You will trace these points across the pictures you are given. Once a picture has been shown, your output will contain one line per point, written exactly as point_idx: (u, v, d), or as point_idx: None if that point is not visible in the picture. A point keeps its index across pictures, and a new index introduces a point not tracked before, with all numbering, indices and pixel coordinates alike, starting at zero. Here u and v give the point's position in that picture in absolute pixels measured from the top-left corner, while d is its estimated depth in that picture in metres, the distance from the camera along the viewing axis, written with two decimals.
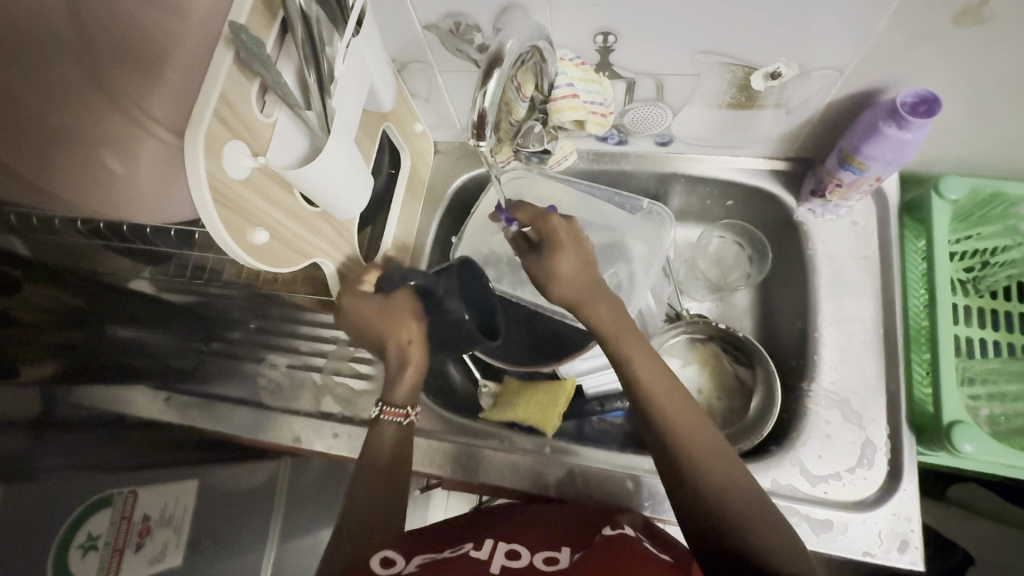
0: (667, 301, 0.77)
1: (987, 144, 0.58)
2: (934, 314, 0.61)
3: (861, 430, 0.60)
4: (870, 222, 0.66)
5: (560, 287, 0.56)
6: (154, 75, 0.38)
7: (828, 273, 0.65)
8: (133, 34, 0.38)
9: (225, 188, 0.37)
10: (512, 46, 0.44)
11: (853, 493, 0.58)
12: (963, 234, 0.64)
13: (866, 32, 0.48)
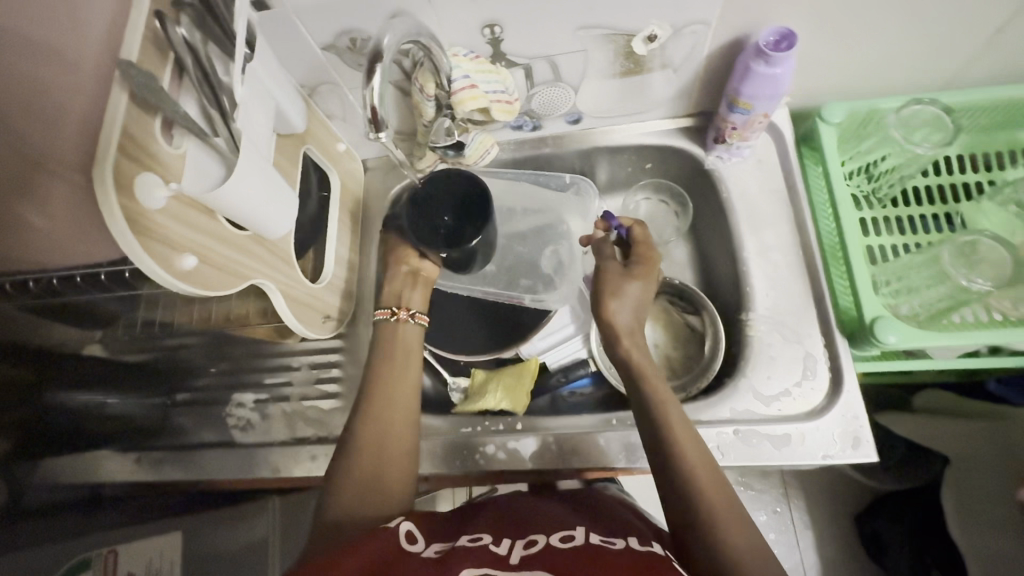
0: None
1: (853, 69, 0.64)
2: (842, 228, 0.66)
3: (800, 345, 0.64)
4: (772, 158, 0.71)
5: (617, 309, 0.60)
6: (53, 127, 0.39)
7: (745, 210, 0.70)
8: (25, 90, 0.39)
9: (143, 218, 0.39)
10: (390, 42, 0.48)
11: (805, 405, 0.61)
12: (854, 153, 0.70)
13: None
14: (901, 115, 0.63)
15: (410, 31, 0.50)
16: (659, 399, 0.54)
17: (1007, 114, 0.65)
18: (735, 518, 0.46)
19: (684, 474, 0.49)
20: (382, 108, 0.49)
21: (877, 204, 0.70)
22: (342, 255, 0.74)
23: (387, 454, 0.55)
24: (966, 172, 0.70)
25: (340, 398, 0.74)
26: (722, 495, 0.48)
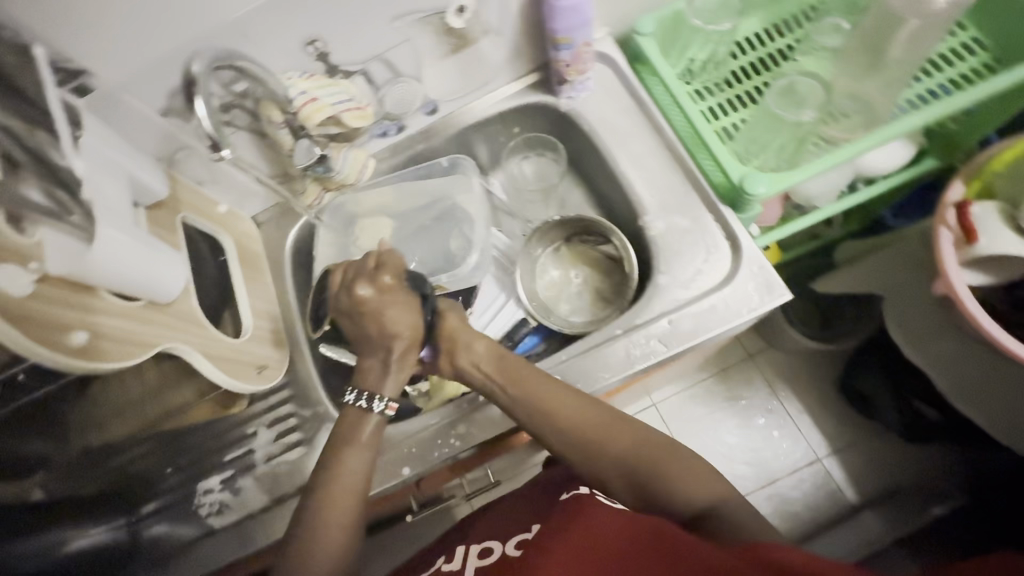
0: (523, 233, 0.86)
1: None
2: (691, 118, 0.72)
3: (696, 227, 0.69)
4: (613, 82, 0.78)
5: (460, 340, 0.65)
6: None
7: (606, 133, 0.76)
8: None
9: (11, 305, 0.41)
10: (201, 67, 0.53)
11: (719, 275, 0.66)
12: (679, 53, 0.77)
13: None
14: (696, 6, 0.71)
15: (222, 57, 0.55)
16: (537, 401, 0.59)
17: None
18: (653, 452, 0.56)
19: (592, 452, 0.57)
20: (218, 132, 0.53)
21: (714, 89, 0.77)
22: (259, 307, 0.73)
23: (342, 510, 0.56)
24: (774, 41, 0.78)
25: (304, 444, 0.73)
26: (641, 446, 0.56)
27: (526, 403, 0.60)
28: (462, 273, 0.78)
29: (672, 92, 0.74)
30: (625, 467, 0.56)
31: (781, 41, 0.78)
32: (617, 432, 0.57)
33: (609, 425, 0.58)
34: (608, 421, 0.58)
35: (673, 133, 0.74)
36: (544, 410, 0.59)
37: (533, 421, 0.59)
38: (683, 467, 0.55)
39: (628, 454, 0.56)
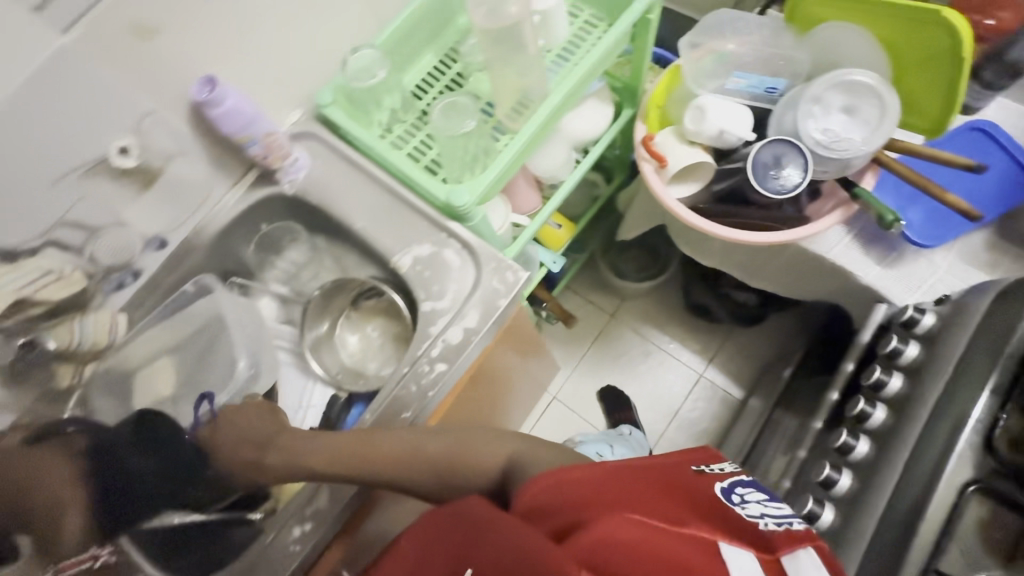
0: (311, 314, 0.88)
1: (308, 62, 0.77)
2: (394, 161, 0.79)
3: (434, 250, 0.75)
4: (323, 155, 0.83)
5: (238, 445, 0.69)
6: None
7: (333, 201, 0.81)
8: None
9: None
10: None
11: (468, 281, 0.73)
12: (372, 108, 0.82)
13: (111, 89, 0.63)
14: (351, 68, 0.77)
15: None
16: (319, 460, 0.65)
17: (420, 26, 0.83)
18: (435, 446, 0.65)
19: (402, 474, 0.65)
20: None
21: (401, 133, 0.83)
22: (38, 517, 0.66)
23: None
24: (441, 77, 0.87)
25: None
26: (438, 450, 0.65)
27: (352, 462, 0.65)
28: (237, 386, 0.78)
29: (371, 145, 0.80)
30: (450, 469, 0.65)
31: (449, 73, 0.87)
32: (434, 444, 0.65)
33: (425, 445, 0.65)
34: (423, 439, 0.65)
35: (389, 178, 0.80)
36: (367, 459, 0.64)
37: (359, 472, 0.65)
38: (492, 444, 0.65)
39: (448, 460, 0.65)
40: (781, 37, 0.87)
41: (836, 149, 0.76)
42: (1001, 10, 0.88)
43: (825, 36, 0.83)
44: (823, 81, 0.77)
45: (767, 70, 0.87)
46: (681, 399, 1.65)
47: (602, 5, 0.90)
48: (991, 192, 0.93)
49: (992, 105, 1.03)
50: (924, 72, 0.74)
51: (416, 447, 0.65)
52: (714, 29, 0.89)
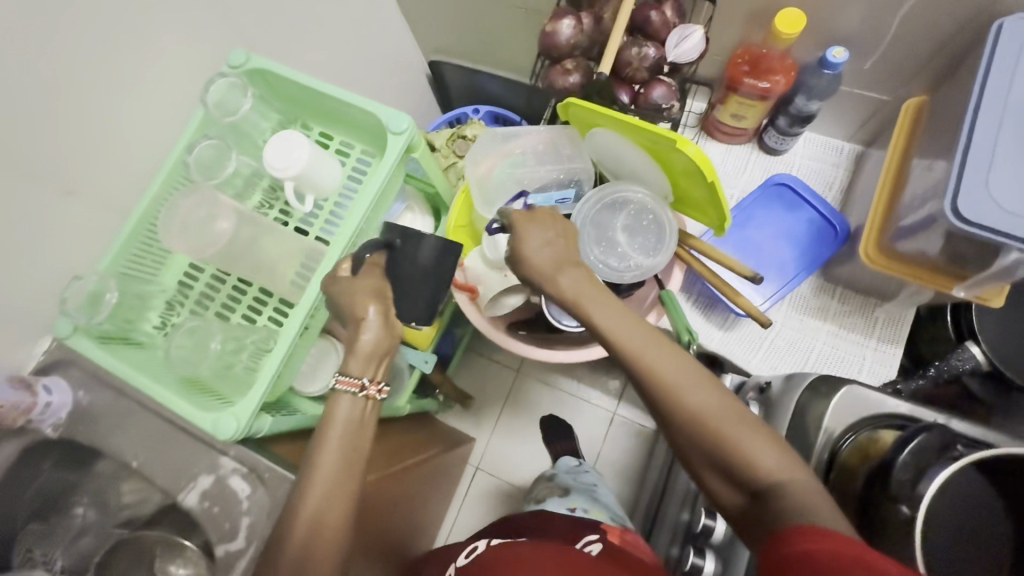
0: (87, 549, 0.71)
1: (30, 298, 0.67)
2: (156, 382, 0.68)
3: (219, 480, 0.68)
4: (90, 384, 0.74)
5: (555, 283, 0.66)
6: None
7: (109, 437, 0.72)
8: None
9: None
10: None
11: (263, 508, 0.66)
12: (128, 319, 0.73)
13: None
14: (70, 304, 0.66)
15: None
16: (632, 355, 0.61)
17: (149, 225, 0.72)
18: (741, 424, 0.57)
19: (688, 443, 0.59)
20: None
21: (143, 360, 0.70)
22: None
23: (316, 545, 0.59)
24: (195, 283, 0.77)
25: None
26: (723, 418, 0.57)
27: (586, 303, 0.64)
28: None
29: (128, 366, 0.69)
30: (693, 436, 0.58)
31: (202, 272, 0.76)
32: (670, 370, 0.59)
33: (682, 361, 0.60)
34: (689, 389, 0.58)
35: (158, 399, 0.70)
36: (631, 349, 0.61)
37: (667, 411, 0.60)
38: (749, 439, 0.56)
39: (683, 391, 0.59)
40: (560, 146, 0.83)
41: (623, 265, 0.75)
42: (775, 73, 0.86)
43: (600, 141, 0.79)
44: (595, 197, 0.76)
45: (553, 181, 0.83)
46: (600, 442, 1.61)
47: (370, 139, 0.83)
48: (810, 243, 0.94)
49: (799, 141, 1.03)
50: (690, 176, 0.70)
51: (688, 391, 0.58)
52: (495, 140, 0.84)
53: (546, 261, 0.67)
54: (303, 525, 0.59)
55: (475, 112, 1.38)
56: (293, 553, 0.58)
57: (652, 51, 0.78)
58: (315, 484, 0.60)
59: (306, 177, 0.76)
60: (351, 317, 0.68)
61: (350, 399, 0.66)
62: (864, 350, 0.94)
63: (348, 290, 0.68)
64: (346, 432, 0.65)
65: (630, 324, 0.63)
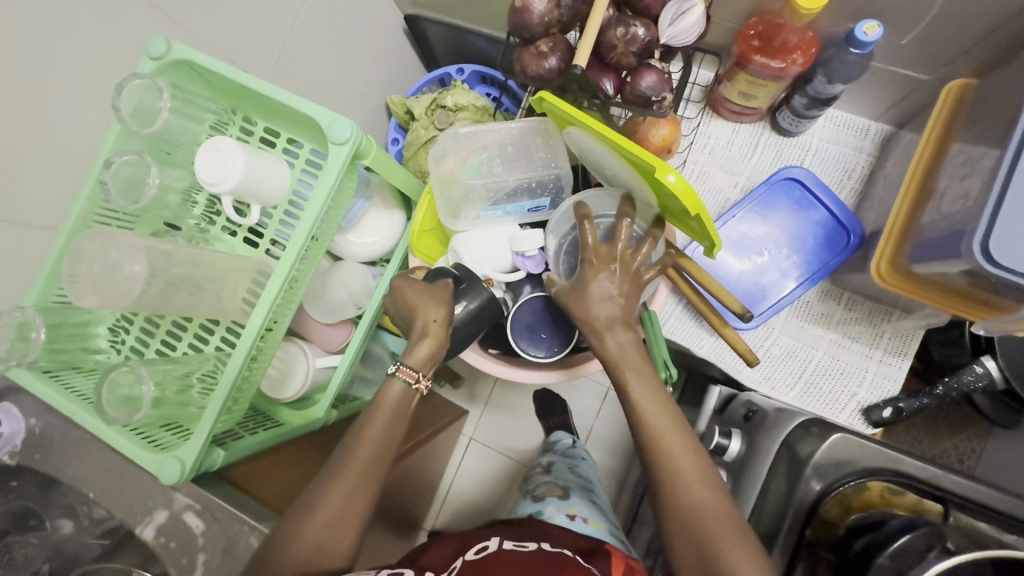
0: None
1: None
2: (93, 420, 0.63)
3: (176, 516, 0.67)
4: (41, 412, 0.71)
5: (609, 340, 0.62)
6: None
7: (68, 468, 0.70)
8: None
9: None
10: None
11: (218, 545, 0.66)
12: (72, 347, 0.68)
13: None
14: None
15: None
16: (659, 445, 0.59)
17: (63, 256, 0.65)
18: (737, 536, 0.54)
19: (682, 523, 0.56)
20: None
21: (80, 399, 0.65)
22: None
23: (376, 454, 0.63)
24: (131, 325, 0.71)
25: None
26: (727, 527, 0.54)
27: (626, 368, 0.61)
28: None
29: (66, 404, 0.64)
30: (682, 524, 0.56)
31: (134, 316, 0.71)
32: (681, 466, 0.58)
33: (700, 464, 0.58)
34: (700, 489, 0.56)
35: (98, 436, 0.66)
36: (659, 431, 0.59)
37: (668, 495, 0.57)
38: (738, 552, 0.53)
39: (689, 489, 0.57)
40: (530, 143, 0.75)
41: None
42: (792, 52, 0.72)
43: (578, 139, 0.68)
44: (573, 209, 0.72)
45: (524, 191, 0.75)
46: (594, 416, 1.56)
47: (313, 136, 0.72)
48: (817, 248, 0.85)
49: (820, 119, 0.88)
50: (671, 196, 0.62)
51: (698, 493, 0.56)
52: (458, 139, 0.76)
53: (600, 316, 0.62)
54: (366, 454, 0.63)
55: (457, 73, 1.23)
56: (366, 450, 0.63)
57: (641, 31, 0.65)
58: (366, 442, 0.63)
59: (249, 185, 0.67)
60: (420, 327, 0.66)
61: (404, 386, 0.66)
62: (868, 362, 0.86)
63: (403, 293, 0.69)
64: (391, 420, 0.65)
65: (661, 409, 0.60)
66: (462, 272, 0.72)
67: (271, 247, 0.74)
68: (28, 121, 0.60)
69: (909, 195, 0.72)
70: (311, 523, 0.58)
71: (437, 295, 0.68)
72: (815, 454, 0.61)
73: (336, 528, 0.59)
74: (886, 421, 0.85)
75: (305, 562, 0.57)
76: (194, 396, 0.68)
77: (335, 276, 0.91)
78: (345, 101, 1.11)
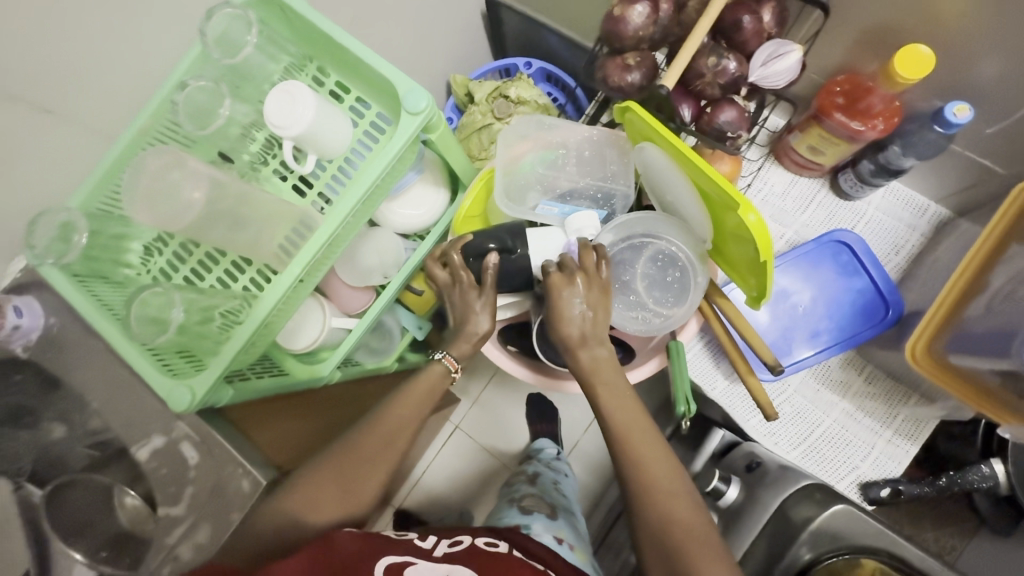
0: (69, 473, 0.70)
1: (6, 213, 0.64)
2: (117, 334, 0.64)
3: (172, 443, 0.67)
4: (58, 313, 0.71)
5: (583, 352, 0.65)
6: None
7: (74, 371, 0.71)
8: None
9: None
10: None
11: (207, 482, 0.66)
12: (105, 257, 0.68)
13: None
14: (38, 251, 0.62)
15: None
16: (631, 453, 0.60)
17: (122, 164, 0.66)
18: (705, 543, 0.55)
19: (653, 531, 0.57)
20: None
21: (111, 313, 0.66)
22: None
23: (392, 435, 0.65)
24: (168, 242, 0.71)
25: None
26: (695, 535, 0.55)
27: (597, 381, 0.64)
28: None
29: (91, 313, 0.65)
30: (656, 536, 0.56)
31: (171, 239, 0.70)
32: (650, 472, 0.59)
33: (668, 468, 0.59)
34: (668, 494, 0.58)
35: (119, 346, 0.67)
36: (623, 441, 0.61)
37: (637, 506, 0.58)
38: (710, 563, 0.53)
39: (657, 495, 0.58)
40: (605, 154, 0.74)
41: (630, 308, 0.70)
42: (874, 117, 0.72)
43: (649, 157, 0.68)
44: (626, 226, 0.70)
45: (587, 198, 0.75)
46: (581, 431, 1.55)
47: (383, 99, 0.71)
48: (852, 317, 0.84)
49: (880, 190, 0.88)
50: (739, 236, 0.61)
51: (665, 500, 0.57)
52: (541, 127, 0.75)
53: (572, 334, 0.64)
54: (384, 432, 0.65)
55: (525, 67, 1.23)
56: (391, 428, 0.65)
57: (732, 65, 0.65)
58: (380, 426, 0.65)
59: (311, 136, 0.67)
60: (468, 332, 0.70)
61: (444, 371, 0.71)
62: (876, 440, 0.86)
63: (470, 303, 0.70)
64: (424, 396, 0.68)
65: (633, 414, 0.62)
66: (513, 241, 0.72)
67: (317, 200, 0.74)
68: (115, 23, 0.60)
69: (954, 293, 0.71)
70: (298, 491, 0.61)
71: (491, 304, 0.71)
72: (813, 519, 0.65)
73: (325, 497, 0.60)
74: (882, 500, 0.85)
75: (292, 516, 0.59)
76: (214, 329, 0.67)
77: (369, 242, 0.91)
78: (411, 71, 1.11)
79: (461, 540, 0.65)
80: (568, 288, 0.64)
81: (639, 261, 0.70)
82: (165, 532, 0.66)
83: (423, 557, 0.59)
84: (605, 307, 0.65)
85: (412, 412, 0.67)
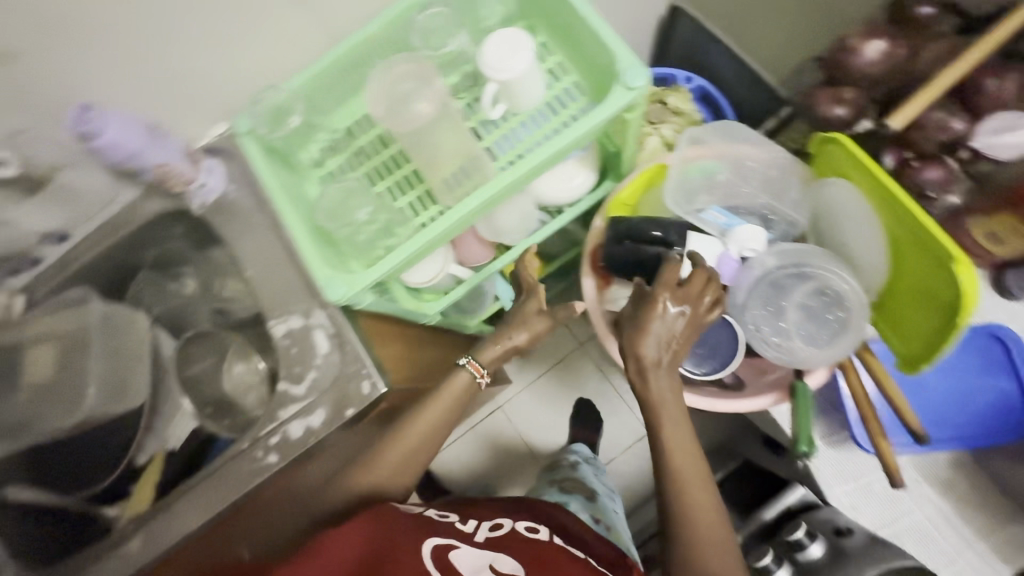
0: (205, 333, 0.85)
1: (233, 72, 0.72)
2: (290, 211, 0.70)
3: (310, 327, 0.71)
4: (239, 182, 0.77)
5: (656, 376, 0.63)
6: None
7: (235, 235, 0.76)
8: None
9: None
10: None
11: (330, 372, 0.70)
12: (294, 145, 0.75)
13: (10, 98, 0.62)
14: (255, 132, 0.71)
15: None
16: (677, 505, 0.60)
17: (353, 70, 0.73)
18: None
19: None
20: None
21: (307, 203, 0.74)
22: None
23: (427, 434, 0.70)
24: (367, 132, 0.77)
25: None
26: None
27: (662, 411, 0.62)
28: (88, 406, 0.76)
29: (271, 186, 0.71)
30: None
31: (371, 129, 0.76)
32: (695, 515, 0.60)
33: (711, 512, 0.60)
34: (711, 547, 0.58)
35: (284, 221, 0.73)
36: (671, 484, 0.61)
37: (672, 545, 0.60)
38: None
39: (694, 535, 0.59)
40: (788, 181, 0.74)
41: (772, 335, 0.69)
42: None
43: (838, 194, 0.68)
44: (788, 254, 0.70)
45: (753, 218, 0.74)
46: (622, 450, 1.53)
47: (586, 72, 0.75)
48: (983, 414, 0.80)
49: None
50: (920, 296, 0.63)
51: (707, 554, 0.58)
52: (730, 135, 0.76)
53: (650, 353, 0.62)
54: (424, 427, 0.70)
55: (686, 80, 1.22)
56: (424, 422, 0.70)
57: (959, 125, 0.68)
58: (421, 419, 0.70)
59: (511, 87, 0.70)
60: (511, 342, 0.78)
61: (468, 378, 0.74)
62: (967, 549, 0.80)
63: (525, 309, 0.81)
64: (451, 403, 0.72)
65: (689, 456, 0.62)
66: (675, 237, 0.72)
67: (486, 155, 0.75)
68: None
69: None
70: (352, 479, 0.67)
71: (534, 330, 0.79)
72: None
73: (376, 480, 0.67)
74: None
75: (348, 498, 0.66)
76: (367, 231, 0.70)
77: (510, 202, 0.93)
78: None
79: (502, 524, 0.65)
80: (666, 303, 0.62)
81: (797, 291, 0.70)
82: (281, 407, 0.69)
83: (468, 541, 0.60)
84: (687, 333, 0.64)
85: (454, 402, 0.72)
